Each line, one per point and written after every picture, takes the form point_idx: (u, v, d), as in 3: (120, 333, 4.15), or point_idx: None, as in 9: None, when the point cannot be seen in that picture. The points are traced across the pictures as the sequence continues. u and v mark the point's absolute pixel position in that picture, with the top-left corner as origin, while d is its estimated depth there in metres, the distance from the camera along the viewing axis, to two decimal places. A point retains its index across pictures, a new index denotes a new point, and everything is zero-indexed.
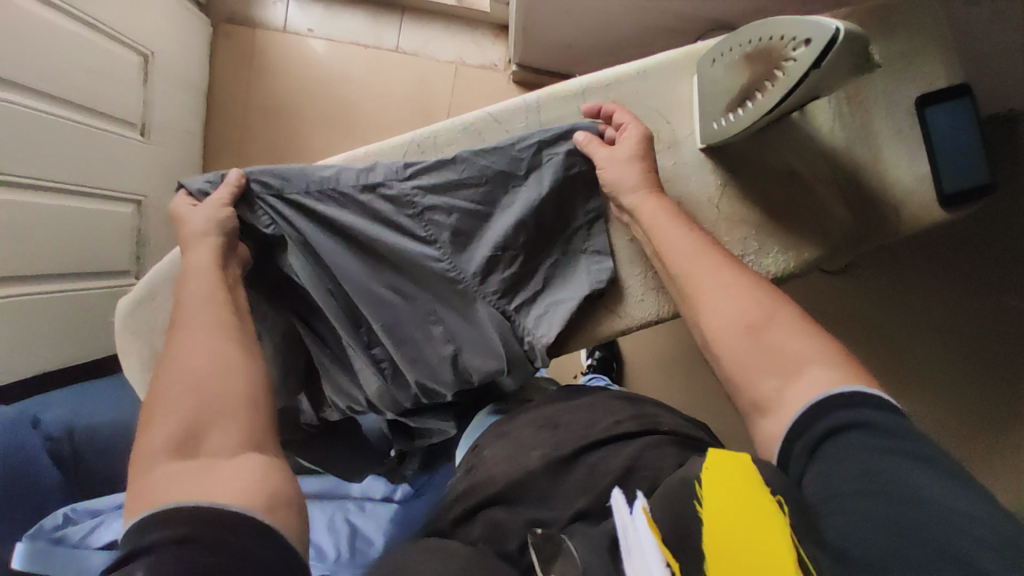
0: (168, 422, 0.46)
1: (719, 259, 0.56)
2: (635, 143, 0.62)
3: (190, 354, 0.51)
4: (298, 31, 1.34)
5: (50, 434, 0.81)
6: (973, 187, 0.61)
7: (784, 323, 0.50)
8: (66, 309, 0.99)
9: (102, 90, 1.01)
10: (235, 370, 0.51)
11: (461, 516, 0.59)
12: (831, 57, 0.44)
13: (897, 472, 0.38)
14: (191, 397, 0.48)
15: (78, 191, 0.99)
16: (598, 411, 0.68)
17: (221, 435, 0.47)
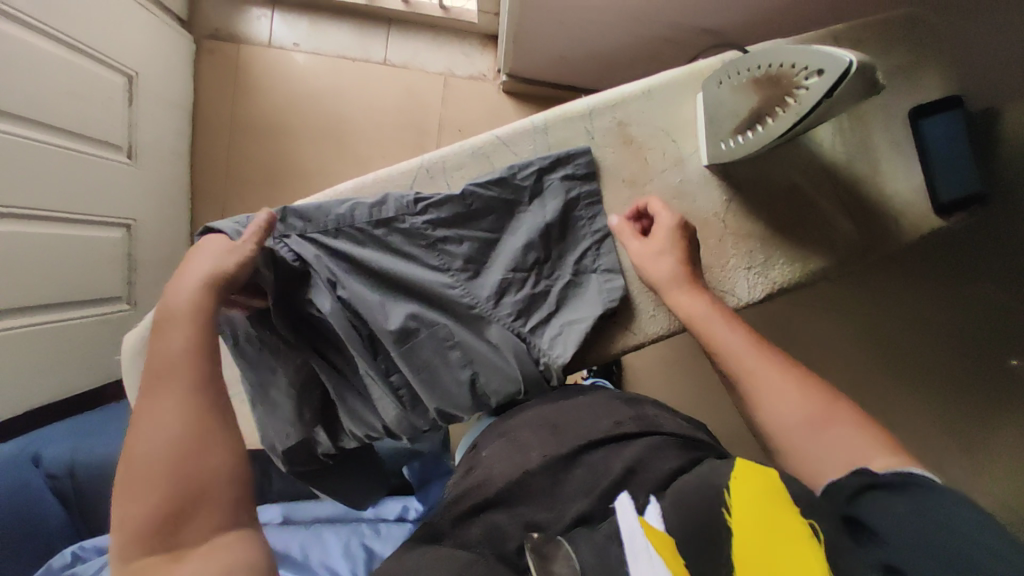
0: (146, 504, 0.42)
1: (769, 356, 0.56)
2: (667, 236, 0.63)
3: (164, 422, 0.45)
4: (283, 46, 1.31)
5: (51, 472, 0.80)
6: (966, 196, 0.64)
7: (842, 419, 0.49)
8: (60, 339, 0.96)
9: (86, 113, 0.99)
10: (205, 449, 0.45)
11: (454, 520, 0.53)
12: (844, 86, 0.47)
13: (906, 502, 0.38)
14: (162, 474, 0.43)
15: (66, 218, 0.96)
16: (597, 408, 0.63)
17: (194, 522, 0.43)
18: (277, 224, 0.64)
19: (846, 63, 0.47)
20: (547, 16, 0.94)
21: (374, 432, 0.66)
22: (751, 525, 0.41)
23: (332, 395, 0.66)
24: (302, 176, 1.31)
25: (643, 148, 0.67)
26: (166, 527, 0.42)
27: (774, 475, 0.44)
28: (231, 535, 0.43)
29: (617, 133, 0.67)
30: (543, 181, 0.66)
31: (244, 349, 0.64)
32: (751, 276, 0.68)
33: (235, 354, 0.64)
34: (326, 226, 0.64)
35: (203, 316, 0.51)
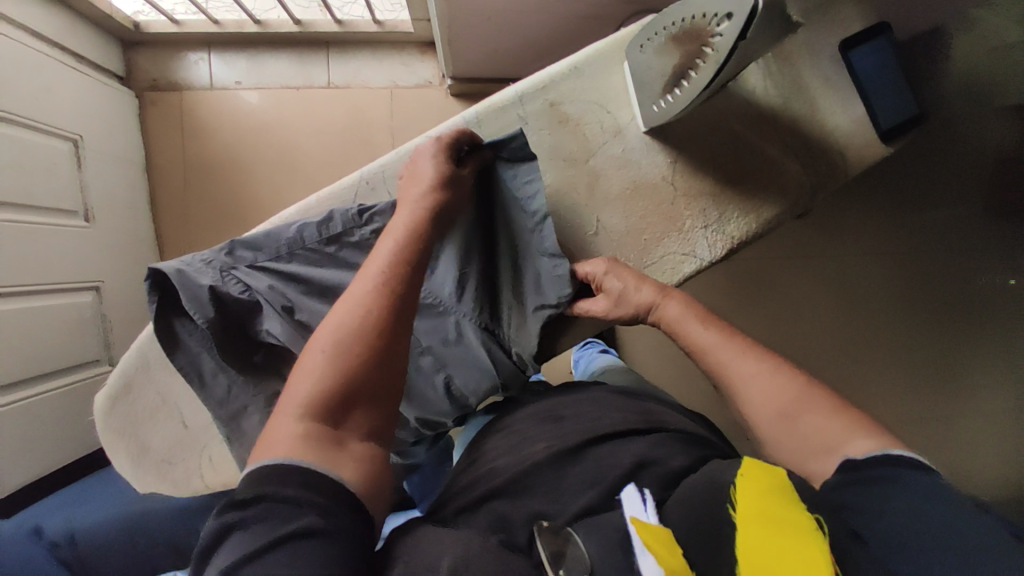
0: (319, 379, 0.43)
1: (741, 347, 0.54)
2: (616, 280, 0.61)
3: (351, 311, 0.46)
4: (225, 86, 1.31)
5: (53, 541, 0.79)
6: (906, 120, 0.65)
7: (816, 404, 0.48)
8: (43, 414, 0.95)
9: (34, 184, 0.98)
10: (397, 351, 0.47)
11: (456, 510, 0.54)
12: (754, 26, 0.46)
13: (886, 496, 0.38)
14: (333, 353, 0.44)
15: (30, 290, 0.95)
16: (600, 405, 0.67)
17: (357, 415, 0.44)
18: (228, 259, 0.63)
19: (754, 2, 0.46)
20: (475, 13, 0.94)
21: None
22: (758, 524, 0.38)
23: None
24: (264, 211, 1.31)
25: (579, 124, 0.67)
26: (335, 413, 0.43)
27: (779, 472, 0.42)
28: (365, 448, 0.43)
29: (551, 115, 0.66)
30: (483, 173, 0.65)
31: (211, 390, 0.63)
32: (708, 234, 0.68)
33: (204, 397, 0.63)
34: (278, 252, 0.64)
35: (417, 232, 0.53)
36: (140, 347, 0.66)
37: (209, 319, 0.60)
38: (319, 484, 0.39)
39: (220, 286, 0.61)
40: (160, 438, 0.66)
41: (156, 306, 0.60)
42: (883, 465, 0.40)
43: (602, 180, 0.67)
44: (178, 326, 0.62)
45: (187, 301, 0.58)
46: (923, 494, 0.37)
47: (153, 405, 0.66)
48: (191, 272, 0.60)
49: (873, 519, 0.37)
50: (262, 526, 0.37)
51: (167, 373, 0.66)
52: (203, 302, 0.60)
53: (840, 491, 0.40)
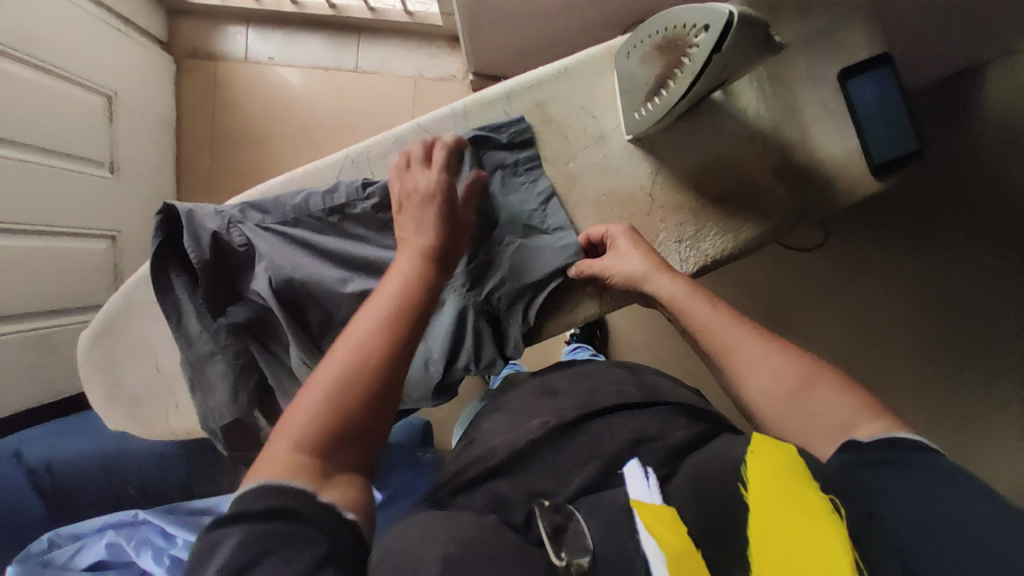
0: (317, 404, 0.43)
1: (747, 328, 0.53)
2: (624, 241, 0.63)
3: (353, 348, 0.46)
4: (259, 60, 1.37)
5: (32, 467, 0.84)
6: (904, 154, 0.62)
7: (826, 382, 0.47)
8: (44, 346, 1.01)
9: (65, 132, 1.03)
10: (397, 381, 0.46)
11: (453, 490, 0.57)
12: (730, 39, 0.46)
13: (893, 480, 0.37)
14: (336, 379, 0.44)
15: (47, 231, 1.00)
16: (598, 377, 0.70)
17: (353, 451, 0.43)
18: (238, 212, 0.66)
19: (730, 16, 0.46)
20: (493, 11, 0.96)
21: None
22: (771, 504, 0.39)
23: (269, 381, 0.68)
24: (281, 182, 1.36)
25: (564, 126, 0.68)
26: (331, 448, 0.42)
27: (792, 452, 0.42)
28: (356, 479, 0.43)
29: (536, 114, 0.68)
30: (482, 155, 0.67)
31: (189, 331, 0.66)
32: (681, 249, 0.68)
33: (179, 336, 0.66)
34: (285, 217, 0.67)
35: (425, 264, 0.53)
36: (127, 292, 0.70)
37: (204, 260, 0.63)
38: (309, 516, 0.38)
39: (223, 233, 0.65)
40: (134, 378, 0.70)
41: (160, 241, 0.64)
42: (892, 444, 0.39)
43: (579, 184, 0.68)
44: (172, 274, 0.65)
45: (189, 239, 0.62)
46: (932, 477, 0.36)
47: (131, 347, 0.70)
48: (200, 216, 0.64)
49: (877, 505, 0.36)
50: (250, 542, 0.36)
51: (148, 317, 0.70)
52: (201, 243, 0.63)
53: (851, 470, 0.39)
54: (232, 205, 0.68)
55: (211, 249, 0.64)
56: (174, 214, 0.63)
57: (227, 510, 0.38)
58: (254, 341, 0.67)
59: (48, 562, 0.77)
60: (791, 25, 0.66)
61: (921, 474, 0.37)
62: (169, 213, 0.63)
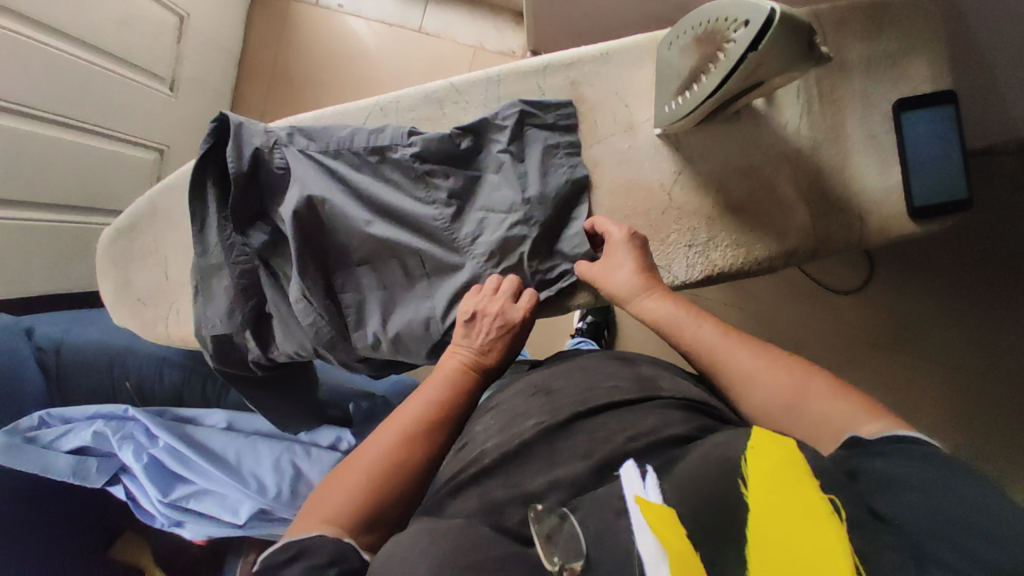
0: (365, 469, 0.50)
1: (737, 339, 0.53)
2: (621, 246, 0.61)
3: (400, 437, 0.52)
4: (329, 6, 1.40)
5: (40, 345, 0.89)
6: (948, 202, 0.59)
7: (818, 387, 0.46)
8: (75, 237, 1.07)
9: (134, 43, 1.08)
10: (429, 473, 0.52)
11: (449, 491, 0.50)
12: (769, 37, 0.43)
13: (898, 470, 0.36)
14: (386, 449, 0.51)
15: (99, 132, 1.06)
16: (595, 373, 0.60)
17: (378, 530, 0.48)
18: (285, 135, 0.67)
19: (772, 12, 0.43)
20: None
21: (321, 342, 0.67)
22: (774, 499, 0.35)
23: (267, 308, 0.69)
24: None
25: (594, 109, 0.66)
26: (364, 522, 0.48)
27: (792, 443, 0.39)
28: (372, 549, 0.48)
29: (570, 93, 0.67)
30: (525, 128, 0.66)
31: (206, 237, 0.68)
32: (691, 254, 0.66)
33: (198, 241, 0.68)
34: (328, 146, 0.67)
35: (476, 373, 0.59)
36: (153, 196, 0.73)
37: (241, 172, 0.64)
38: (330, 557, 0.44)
39: (264, 151, 0.65)
40: (144, 278, 0.74)
41: (207, 146, 0.64)
42: (893, 441, 0.39)
43: (600, 170, 0.67)
44: (208, 180, 0.66)
45: (231, 150, 0.63)
46: (939, 469, 0.35)
47: (145, 249, 0.74)
48: (249, 130, 0.65)
49: (882, 500, 0.35)
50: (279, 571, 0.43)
51: (164, 224, 0.73)
52: (242, 156, 0.64)
53: (858, 459, 0.38)
54: (281, 127, 0.69)
55: (248, 166, 0.64)
56: (226, 123, 0.64)
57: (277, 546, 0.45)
58: (260, 262, 0.68)
59: (34, 438, 0.83)
60: (851, 43, 0.62)
61: (924, 466, 0.36)
62: (227, 122, 0.64)
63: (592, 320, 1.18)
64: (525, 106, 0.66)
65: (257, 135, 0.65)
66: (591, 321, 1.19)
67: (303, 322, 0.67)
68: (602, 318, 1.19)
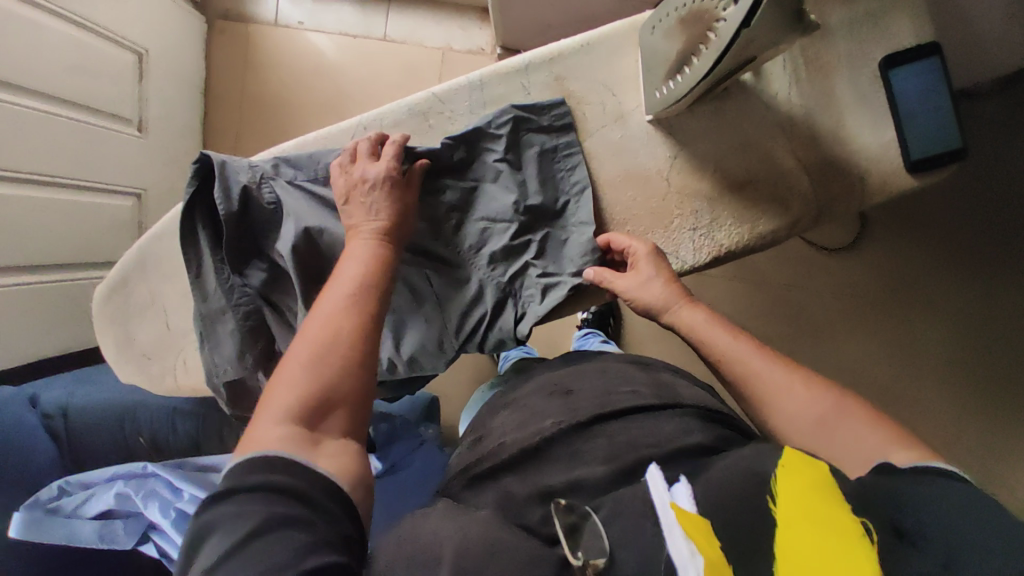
0: (294, 376, 0.47)
1: (771, 358, 0.52)
2: (646, 260, 0.61)
3: (323, 326, 0.49)
4: (288, 24, 1.37)
5: (46, 412, 0.88)
6: (944, 153, 0.59)
7: (854, 414, 0.46)
8: (65, 297, 1.05)
9: (95, 89, 1.05)
10: (365, 351, 0.50)
11: (472, 482, 0.56)
12: (761, 12, 0.41)
13: (920, 494, 0.36)
14: (307, 348, 0.48)
15: (73, 185, 1.03)
16: (613, 375, 0.64)
17: (334, 417, 0.47)
18: (270, 168, 0.65)
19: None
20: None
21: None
22: (800, 513, 0.36)
23: (276, 347, 0.68)
24: None
25: (581, 103, 0.65)
26: (313, 416, 0.46)
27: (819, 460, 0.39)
28: (337, 443, 0.46)
29: (555, 90, 0.66)
30: (520, 134, 0.65)
31: (205, 282, 0.65)
32: (696, 237, 0.65)
33: (196, 288, 0.65)
34: (316, 175, 0.65)
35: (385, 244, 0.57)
36: (142, 247, 0.71)
37: (231, 213, 0.62)
38: (292, 470, 0.41)
39: (252, 188, 0.63)
40: (144, 333, 0.72)
41: (193, 190, 0.63)
42: (917, 470, 0.39)
43: (596, 164, 0.66)
44: (198, 224, 0.64)
45: (218, 191, 0.61)
46: (961, 498, 0.35)
47: (142, 302, 0.72)
48: (234, 168, 0.63)
49: (907, 517, 0.35)
50: (227, 525, 0.38)
51: (159, 274, 0.71)
52: (231, 196, 0.62)
53: (886, 479, 0.38)
54: (264, 159, 0.67)
55: (237, 206, 0.62)
56: (208, 164, 0.62)
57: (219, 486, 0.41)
58: (264, 302, 0.67)
59: (56, 509, 0.80)
60: (832, 6, 0.62)
61: (946, 493, 0.36)
62: (209, 161, 0.62)
63: (597, 309, 1.19)
64: (515, 110, 0.64)
65: (243, 170, 0.63)
66: (596, 311, 1.19)
67: None
68: (606, 306, 1.19)
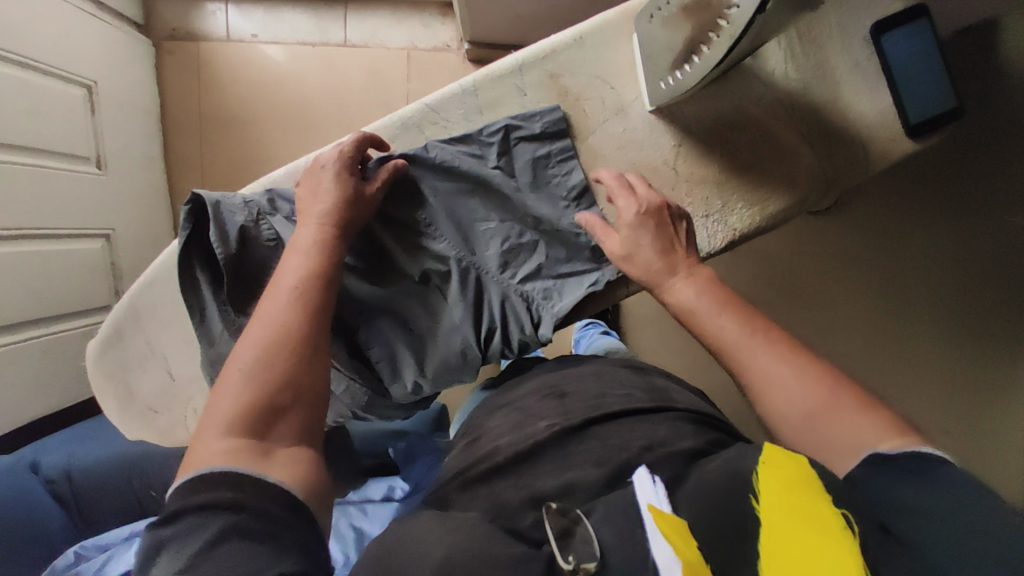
0: (238, 385, 0.45)
1: (761, 338, 0.48)
2: (636, 218, 0.58)
3: (265, 330, 0.48)
4: (242, 38, 1.30)
5: (49, 476, 0.84)
6: (940, 113, 0.58)
7: (846, 405, 0.42)
8: (49, 354, 0.99)
9: (45, 130, 0.99)
10: (315, 354, 0.49)
11: (461, 486, 0.54)
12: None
13: (906, 488, 0.35)
14: (255, 352, 0.47)
15: (37, 234, 0.97)
16: (608, 380, 0.64)
17: (284, 422, 0.46)
18: (266, 204, 0.63)
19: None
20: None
21: (360, 405, 0.65)
22: (780, 514, 0.35)
23: None
24: (275, 166, 1.31)
25: (579, 100, 0.64)
26: (261, 423, 0.45)
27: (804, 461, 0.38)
28: (292, 450, 0.45)
29: (550, 88, 0.64)
30: (512, 142, 0.63)
31: (210, 327, 0.62)
32: (709, 224, 0.65)
33: (201, 334, 0.62)
34: None
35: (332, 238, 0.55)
36: (133, 296, 0.67)
37: (230, 255, 0.59)
38: (243, 483, 0.40)
39: (250, 227, 0.60)
40: (146, 386, 0.68)
41: (188, 232, 0.59)
42: (902, 459, 0.37)
43: (601, 160, 0.64)
44: (196, 268, 0.61)
45: (214, 234, 0.58)
46: (953, 490, 0.34)
47: (140, 355, 0.67)
48: (228, 207, 0.60)
49: (894, 516, 0.34)
50: (184, 540, 0.37)
51: (154, 322, 0.67)
52: (228, 237, 0.59)
53: (876, 476, 0.37)
54: (256, 193, 0.64)
55: (237, 245, 0.59)
56: (201, 204, 0.59)
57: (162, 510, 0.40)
58: None
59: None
60: None
61: (935, 487, 0.34)
62: (202, 202, 0.59)
63: None
64: (509, 116, 0.63)
65: (238, 207, 0.61)
66: None
67: (337, 392, 0.65)
68: None
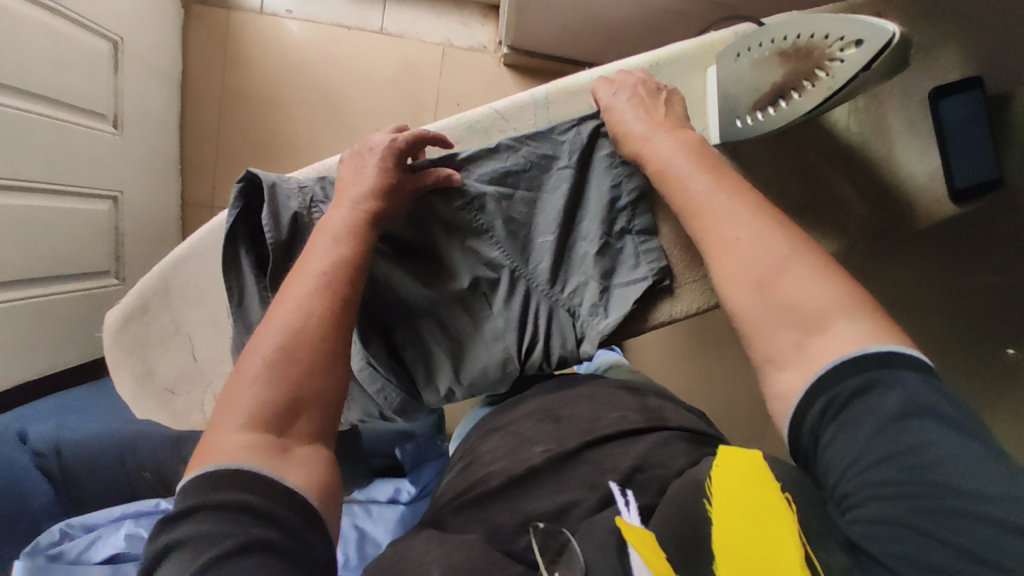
0: (258, 376, 0.43)
1: (740, 203, 0.47)
2: (632, 104, 0.57)
3: (289, 318, 0.46)
4: (275, 12, 1.27)
5: (39, 450, 0.86)
6: (982, 182, 0.60)
7: (802, 262, 0.43)
8: (44, 315, 0.94)
9: (66, 81, 0.94)
10: (339, 347, 0.47)
11: (455, 508, 0.53)
12: (885, 59, 0.45)
13: (857, 437, 0.35)
14: (278, 341, 0.45)
15: (47, 190, 0.93)
16: (602, 402, 0.62)
17: (305, 417, 0.43)
18: (320, 190, 0.60)
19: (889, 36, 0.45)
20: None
21: (392, 408, 0.63)
22: (732, 519, 0.36)
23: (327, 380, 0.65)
24: (295, 147, 1.28)
25: None
26: (281, 417, 0.42)
27: (758, 455, 0.40)
28: (312, 448, 0.43)
29: None
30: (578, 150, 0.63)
31: (248, 312, 0.60)
32: None
33: (238, 319, 0.59)
34: None
35: (364, 227, 0.53)
36: (164, 270, 0.64)
37: (280, 242, 0.57)
38: (257, 485, 0.38)
39: (304, 215, 0.58)
40: (166, 366, 0.65)
41: (237, 210, 0.57)
42: (861, 367, 0.37)
43: None
44: (240, 250, 0.59)
45: (266, 216, 0.56)
46: (896, 416, 0.34)
47: (163, 332, 0.65)
48: (283, 191, 0.58)
49: (853, 480, 0.34)
50: (191, 546, 0.35)
51: (185, 301, 0.65)
52: (280, 223, 0.57)
53: (843, 379, 0.37)
54: (310, 178, 0.62)
55: (290, 230, 0.58)
56: (255, 184, 0.57)
57: (173, 507, 0.38)
58: None
59: (58, 556, 0.82)
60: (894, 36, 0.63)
61: (882, 420, 0.34)
62: (260, 181, 0.57)
63: None
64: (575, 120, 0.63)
65: (295, 189, 0.59)
66: None
67: (370, 391, 0.63)
68: None
